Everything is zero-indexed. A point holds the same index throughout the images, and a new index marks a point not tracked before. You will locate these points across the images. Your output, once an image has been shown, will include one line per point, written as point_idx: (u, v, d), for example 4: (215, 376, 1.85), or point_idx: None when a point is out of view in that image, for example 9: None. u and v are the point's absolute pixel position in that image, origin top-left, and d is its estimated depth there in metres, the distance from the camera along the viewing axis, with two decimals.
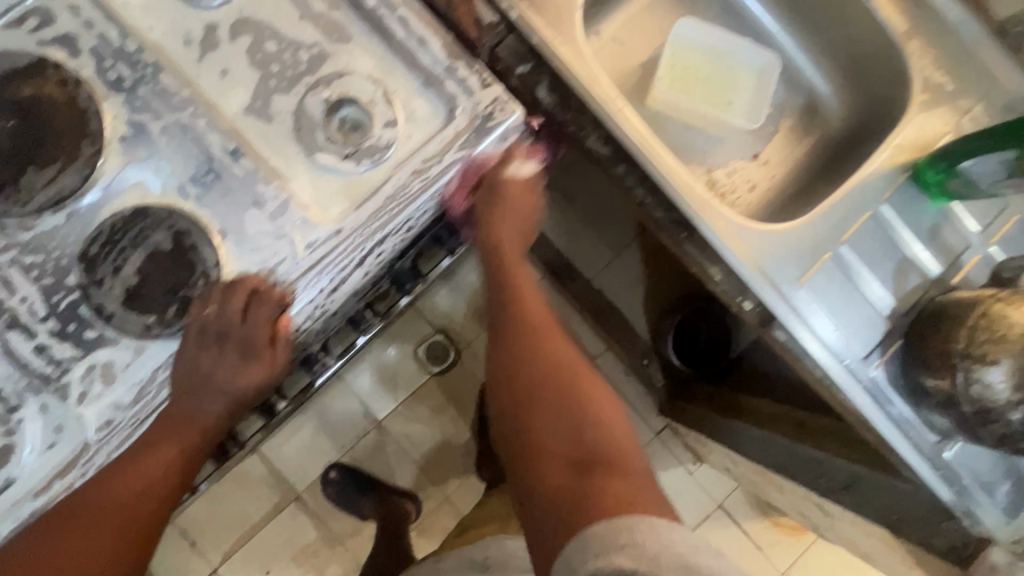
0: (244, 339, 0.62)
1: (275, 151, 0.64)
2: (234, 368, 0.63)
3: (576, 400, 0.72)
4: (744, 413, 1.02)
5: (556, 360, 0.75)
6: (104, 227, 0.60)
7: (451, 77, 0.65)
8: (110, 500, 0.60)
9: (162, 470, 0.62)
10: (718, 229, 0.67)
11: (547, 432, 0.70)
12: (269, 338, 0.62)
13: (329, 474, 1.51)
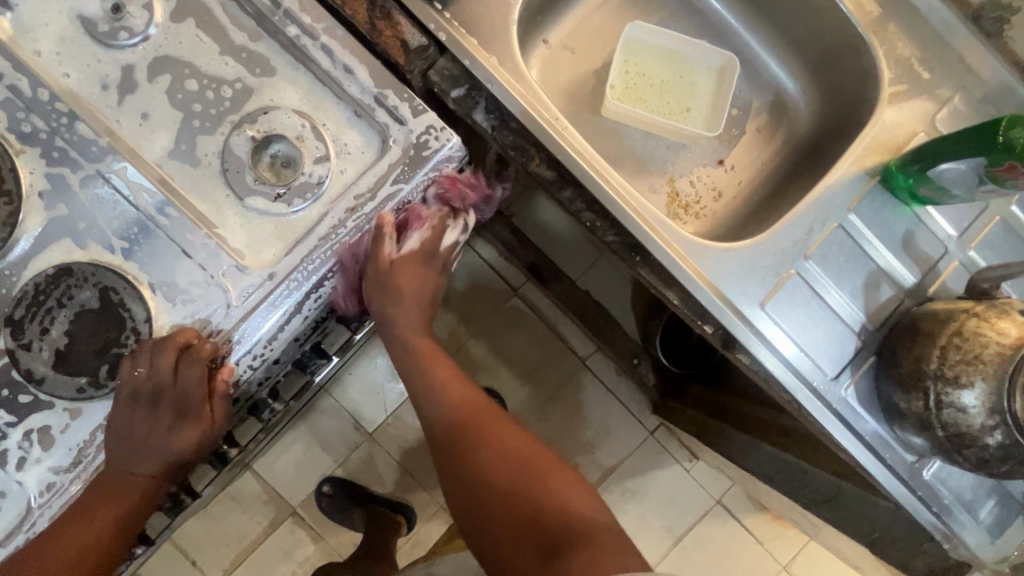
0: (180, 396, 0.60)
1: (203, 196, 0.61)
2: (172, 426, 0.62)
3: (529, 479, 0.69)
4: (729, 417, 1.00)
5: (497, 449, 0.71)
6: (28, 288, 0.58)
7: (382, 108, 0.62)
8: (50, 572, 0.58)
9: (101, 539, 0.59)
10: (673, 252, 0.63)
11: (503, 504, 0.67)
12: (207, 395, 0.60)
13: (322, 487, 1.49)
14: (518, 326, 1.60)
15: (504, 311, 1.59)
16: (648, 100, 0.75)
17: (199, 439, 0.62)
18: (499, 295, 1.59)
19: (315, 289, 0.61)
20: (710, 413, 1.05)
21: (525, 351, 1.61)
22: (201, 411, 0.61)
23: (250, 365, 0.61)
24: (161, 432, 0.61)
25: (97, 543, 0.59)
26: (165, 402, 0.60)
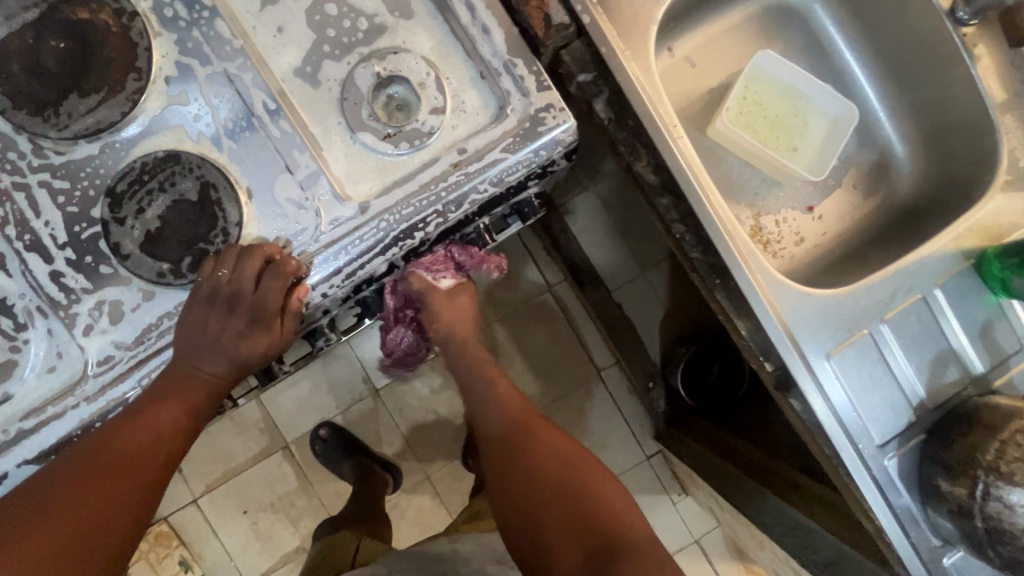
0: (254, 305, 0.61)
1: (316, 119, 0.62)
2: (241, 334, 0.63)
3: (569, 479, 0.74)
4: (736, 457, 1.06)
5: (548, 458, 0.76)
6: (134, 166, 0.59)
7: (508, 75, 0.62)
8: (115, 463, 0.58)
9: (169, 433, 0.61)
10: (755, 284, 0.63)
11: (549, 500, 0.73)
12: (278, 309, 0.61)
13: (318, 431, 1.51)
14: (542, 322, 1.61)
15: (532, 302, 1.61)
16: (757, 130, 0.74)
17: (268, 349, 0.63)
18: (532, 287, 1.61)
19: (402, 235, 0.62)
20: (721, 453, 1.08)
21: (544, 348, 1.62)
22: (272, 322, 0.62)
23: (324, 292, 0.62)
24: (231, 336, 0.62)
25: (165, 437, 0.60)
26: (235, 315, 0.61)
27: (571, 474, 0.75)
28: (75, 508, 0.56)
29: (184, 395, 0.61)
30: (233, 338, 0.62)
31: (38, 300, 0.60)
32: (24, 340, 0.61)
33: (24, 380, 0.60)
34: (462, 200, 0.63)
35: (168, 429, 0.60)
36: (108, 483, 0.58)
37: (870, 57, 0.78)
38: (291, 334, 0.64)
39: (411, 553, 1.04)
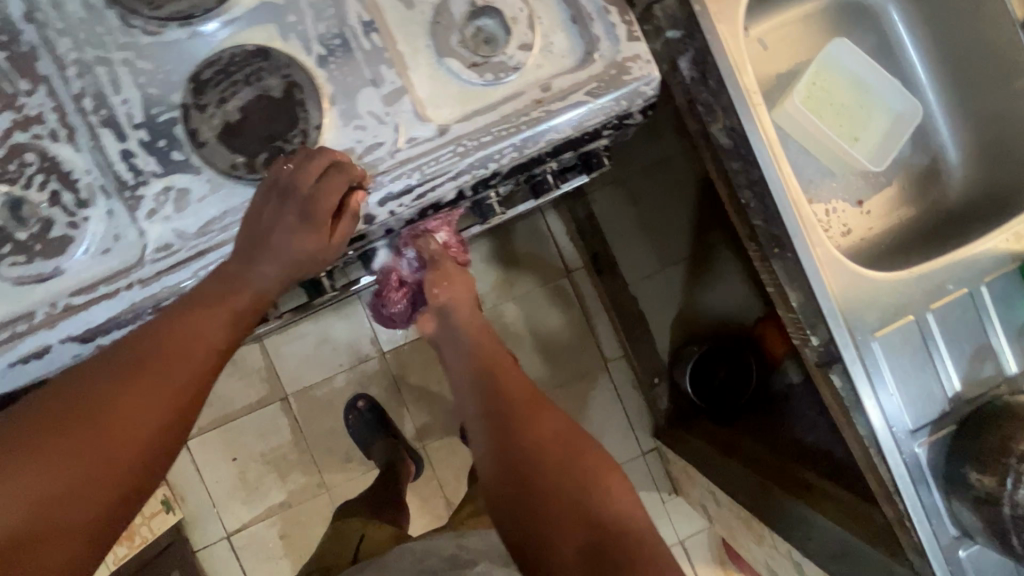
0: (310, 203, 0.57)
1: (406, 38, 0.63)
2: (291, 234, 0.58)
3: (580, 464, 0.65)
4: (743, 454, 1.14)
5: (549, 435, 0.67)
6: (223, 56, 0.59)
7: (599, 21, 0.64)
8: (154, 367, 0.53)
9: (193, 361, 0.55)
10: (815, 257, 0.64)
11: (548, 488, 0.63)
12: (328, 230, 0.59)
13: (357, 402, 1.53)
14: (555, 307, 1.62)
15: (548, 286, 1.62)
16: (823, 116, 0.79)
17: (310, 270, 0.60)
18: (550, 271, 1.62)
19: (477, 163, 0.63)
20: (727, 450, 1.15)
21: (555, 333, 1.62)
22: (321, 243, 0.59)
23: (391, 210, 0.62)
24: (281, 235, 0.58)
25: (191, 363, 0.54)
26: (284, 228, 0.57)
27: (566, 447, 0.66)
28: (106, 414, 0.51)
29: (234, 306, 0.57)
30: (278, 248, 0.58)
31: (104, 179, 0.60)
32: (83, 218, 0.60)
33: (76, 258, 0.59)
34: (539, 138, 0.63)
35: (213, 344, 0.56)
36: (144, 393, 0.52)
37: (940, 63, 0.83)
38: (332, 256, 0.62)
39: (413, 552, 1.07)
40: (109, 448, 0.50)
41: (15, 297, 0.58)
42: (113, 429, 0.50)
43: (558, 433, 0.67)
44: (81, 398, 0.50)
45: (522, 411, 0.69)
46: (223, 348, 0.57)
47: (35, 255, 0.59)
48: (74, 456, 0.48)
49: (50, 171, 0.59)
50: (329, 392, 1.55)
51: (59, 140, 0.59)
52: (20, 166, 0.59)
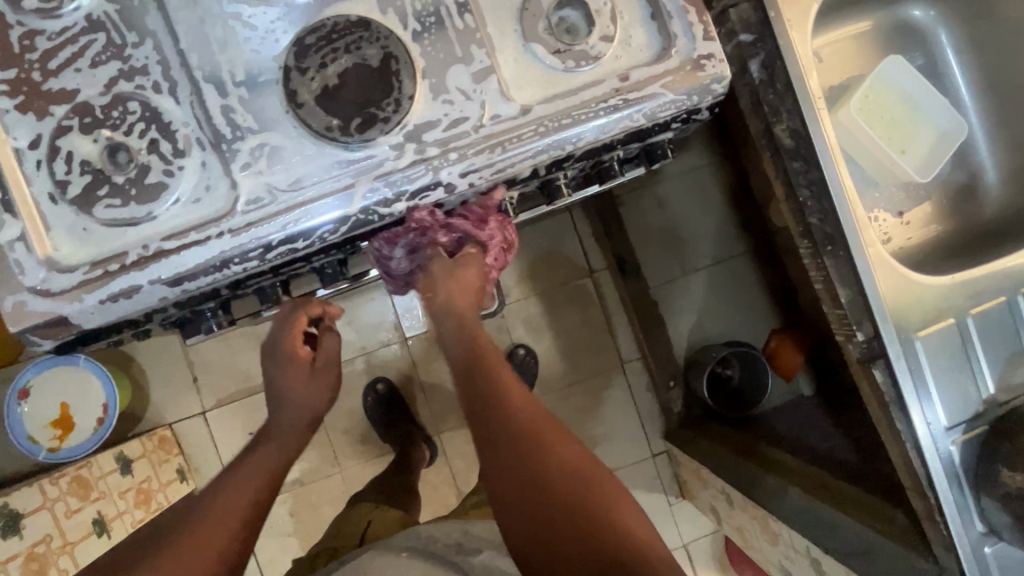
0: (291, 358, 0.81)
1: (496, 21, 0.66)
2: (283, 389, 0.81)
3: (550, 436, 0.66)
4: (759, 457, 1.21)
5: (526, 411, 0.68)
6: (326, 24, 0.62)
7: (678, 20, 0.67)
8: (236, 480, 0.71)
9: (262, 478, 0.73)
10: (868, 258, 0.68)
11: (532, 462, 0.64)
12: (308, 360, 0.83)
13: (376, 385, 1.55)
14: (577, 305, 1.65)
15: (571, 284, 1.64)
16: (876, 127, 0.93)
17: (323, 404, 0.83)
18: (573, 270, 1.64)
19: (556, 143, 0.66)
20: (743, 452, 1.25)
21: (575, 332, 1.65)
22: (310, 367, 0.83)
23: (471, 181, 0.65)
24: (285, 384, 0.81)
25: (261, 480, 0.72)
26: (284, 377, 0.81)
27: (582, 482, 0.64)
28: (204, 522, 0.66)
29: (282, 442, 0.78)
30: (285, 390, 0.81)
31: (201, 131, 0.62)
32: (177, 167, 0.62)
33: (168, 205, 0.62)
34: (615, 125, 0.67)
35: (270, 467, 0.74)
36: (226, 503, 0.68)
37: (981, 101, 1.01)
38: (328, 390, 0.85)
39: (418, 538, 0.99)
40: (213, 544, 0.65)
41: (110, 238, 0.61)
42: (206, 534, 0.65)
43: (566, 460, 0.65)
44: (209, 496, 0.70)
45: (532, 439, 0.66)
46: (280, 466, 0.76)
47: (130, 200, 0.61)
48: (186, 557, 0.63)
49: (151, 121, 0.62)
50: (349, 374, 1.57)
51: (162, 93, 0.62)
52: (122, 114, 0.62)
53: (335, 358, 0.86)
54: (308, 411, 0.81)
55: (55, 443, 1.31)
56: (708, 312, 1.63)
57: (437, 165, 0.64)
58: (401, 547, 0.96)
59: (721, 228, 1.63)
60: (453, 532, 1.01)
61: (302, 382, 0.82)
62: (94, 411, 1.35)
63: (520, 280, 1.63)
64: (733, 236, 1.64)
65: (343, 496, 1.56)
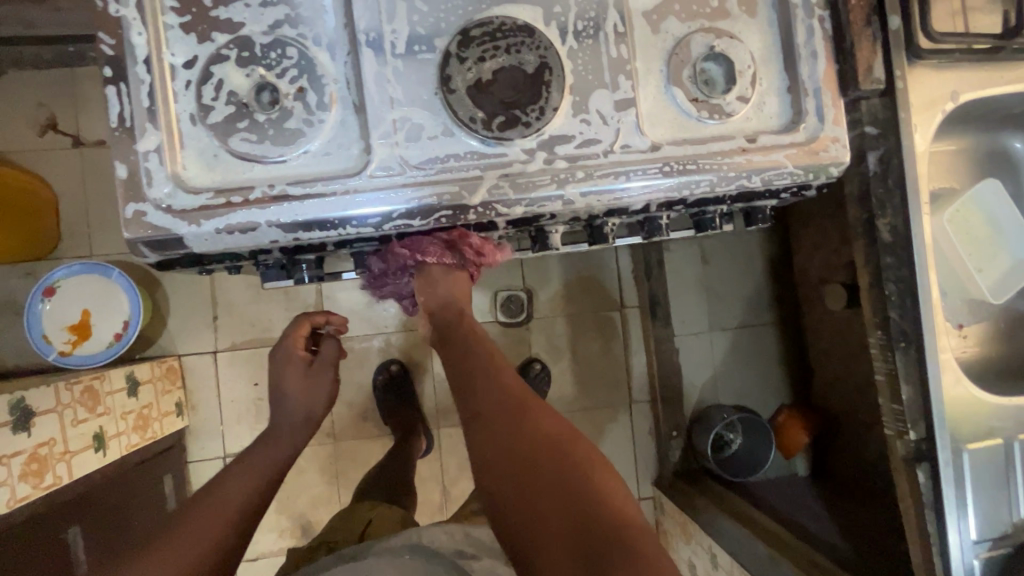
0: (286, 354, 0.93)
1: (646, 58, 0.69)
2: (279, 379, 0.91)
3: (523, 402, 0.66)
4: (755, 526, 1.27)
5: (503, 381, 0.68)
6: (493, 22, 0.64)
7: (813, 99, 0.70)
8: (241, 470, 0.81)
9: (259, 479, 0.81)
10: (939, 366, 0.75)
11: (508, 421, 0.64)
12: (308, 359, 0.94)
13: (391, 366, 1.55)
14: (600, 335, 1.66)
15: (600, 314, 1.66)
16: (962, 239, 1.02)
17: (322, 404, 0.91)
18: (606, 300, 1.66)
19: (677, 184, 0.68)
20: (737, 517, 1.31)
21: (592, 361, 1.66)
22: (306, 368, 0.92)
23: (589, 201, 0.67)
24: (286, 376, 0.91)
25: (256, 482, 0.80)
26: (284, 375, 0.91)
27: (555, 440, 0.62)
28: (209, 503, 0.76)
29: (275, 441, 0.87)
30: (285, 382, 0.90)
31: (349, 92, 0.64)
32: (317, 119, 0.63)
33: (301, 153, 0.63)
34: (733, 182, 0.69)
35: (270, 461, 0.84)
36: (229, 491, 0.78)
37: None
38: (327, 392, 0.92)
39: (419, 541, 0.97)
40: (214, 524, 0.74)
41: (238, 170, 0.62)
42: (208, 520, 0.74)
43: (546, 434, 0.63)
44: (211, 484, 0.79)
45: (510, 402, 0.66)
46: (282, 462, 0.85)
47: (265, 138, 0.62)
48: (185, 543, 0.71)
49: (304, 70, 0.63)
50: (366, 349, 1.57)
51: (321, 46, 0.64)
52: (278, 57, 0.63)
53: (333, 362, 0.94)
54: (309, 408, 0.90)
55: (67, 348, 1.30)
56: (724, 372, 1.67)
57: (562, 178, 0.66)
58: (403, 549, 0.93)
59: (754, 296, 1.67)
60: (455, 534, 1.00)
61: (304, 381, 0.91)
62: (111, 324, 1.33)
63: (551, 298, 1.64)
64: (765, 306, 1.67)
65: (329, 467, 1.55)
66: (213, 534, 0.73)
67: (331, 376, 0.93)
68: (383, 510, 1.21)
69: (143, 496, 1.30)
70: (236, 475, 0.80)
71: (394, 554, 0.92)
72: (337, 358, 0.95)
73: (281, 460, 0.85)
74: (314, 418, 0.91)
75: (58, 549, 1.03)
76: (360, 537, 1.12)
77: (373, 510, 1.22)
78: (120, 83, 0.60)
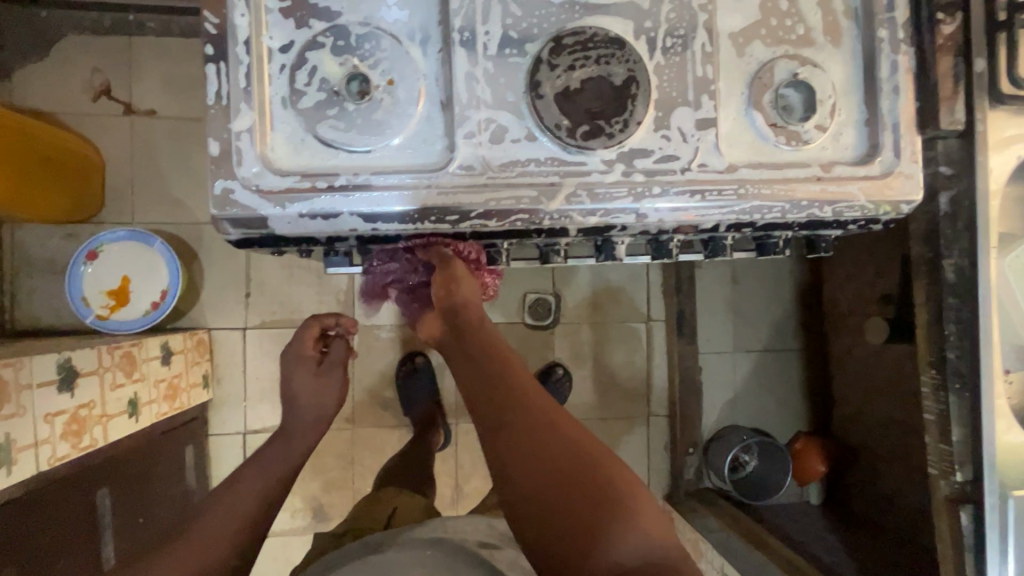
0: (296, 355, 0.95)
1: (729, 79, 0.69)
2: (291, 380, 0.93)
3: (512, 364, 0.72)
4: (773, 552, 1.27)
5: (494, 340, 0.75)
6: (586, 32, 0.65)
7: (891, 135, 0.71)
8: (252, 470, 0.82)
9: (271, 480, 0.82)
10: (994, 412, 0.77)
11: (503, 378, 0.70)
12: (317, 359, 0.97)
13: (415, 358, 1.55)
14: (624, 346, 1.66)
15: (626, 325, 1.66)
16: None
17: (331, 402, 0.92)
18: (633, 312, 1.66)
19: (749, 208, 0.69)
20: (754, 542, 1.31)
21: (614, 370, 1.66)
22: (316, 366, 0.95)
23: (663, 218, 0.68)
24: (297, 376, 0.93)
25: (268, 484, 0.81)
26: (295, 377, 0.93)
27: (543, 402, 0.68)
28: (220, 505, 0.77)
29: (287, 439, 0.88)
30: (295, 385, 0.93)
31: (438, 89, 0.65)
32: (404, 112, 0.64)
33: (385, 144, 0.64)
34: (804, 210, 0.70)
35: (281, 461, 0.84)
36: (239, 491, 0.79)
37: None
38: (337, 390, 0.94)
39: (442, 533, 0.96)
40: (222, 528, 0.74)
41: (323, 157, 0.63)
42: (218, 524, 0.75)
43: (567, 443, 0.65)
44: (225, 485, 0.81)
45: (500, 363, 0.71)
46: (294, 463, 0.86)
47: (352, 128, 0.63)
48: (192, 549, 0.72)
49: (396, 63, 0.64)
50: (393, 339, 1.57)
51: (414, 41, 0.65)
52: (372, 48, 0.64)
53: (342, 361, 0.97)
54: (318, 408, 0.91)
55: (105, 313, 1.33)
56: (744, 394, 1.67)
57: (639, 192, 0.66)
58: (422, 543, 0.90)
59: (781, 320, 1.67)
60: (480, 526, 1.01)
61: (314, 381, 0.93)
62: (148, 293, 1.35)
63: (579, 304, 1.65)
64: (791, 331, 1.68)
65: (347, 452, 1.56)
66: (219, 540, 0.73)
67: (341, 375, 0.96)
68: (412, 499, 1.26)
69: (166, 466, 1.31)
70: (246, 474, 0.81)
71: (420, 543, 0.91)
72: (346, 358, 0.98)
73: (292, 461, 0.85)
74: (327, 417, 0.93)
75: (88, 509, 1.04)
76: (385, 525, 1.14)
77: (401, 499, 1.26)
78: (219, 61, 0.61)
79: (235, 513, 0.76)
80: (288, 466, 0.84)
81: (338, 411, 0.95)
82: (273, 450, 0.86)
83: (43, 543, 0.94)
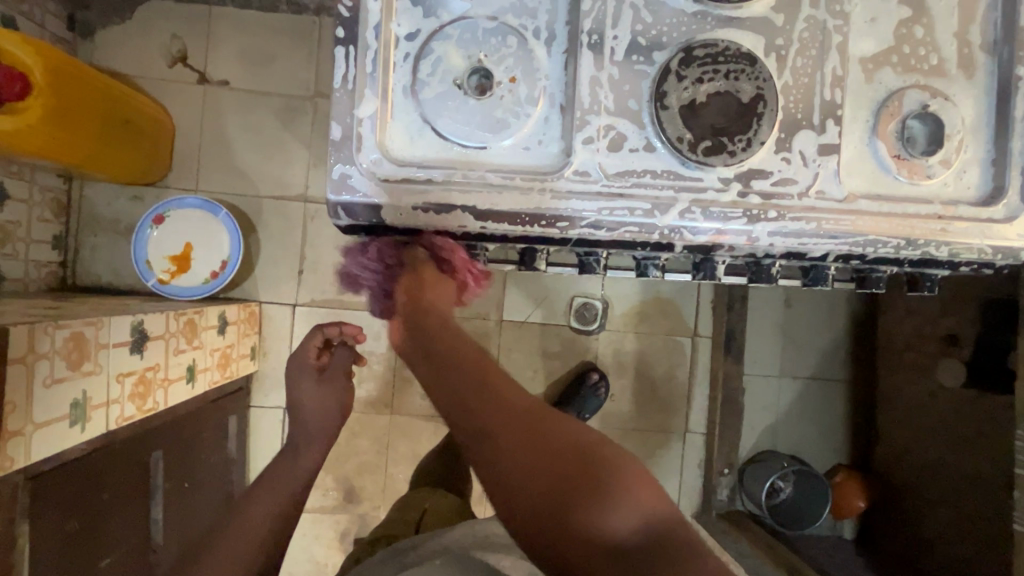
0: (299, 364, 0.96)
1: (856, 105, 0.67)
2: (296, 390, 0.95)
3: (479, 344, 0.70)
4: None
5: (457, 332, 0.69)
6: (716, 45, 0.63)
7: (1019, 177, 0.67)
8: (259, 490, 0.85)
9: (281, 499, 0.84)
10: None
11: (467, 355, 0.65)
12: (320, 368, 0.98)
13: None
14: (668, 359, 1.64)
15: (671, 338, 1.64)
16: None
17: (337, 411, 0.96)
18: (679, 325, 1.63)
19: (865, 240, 0.67)
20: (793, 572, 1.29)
21: (655, 382, 1.64)
22: (319, 377, 0.97)
23: (774, 242, 0.66)
24: (303, 385, 0.95)
25: (279, 504, 0.83)
26: (299, 387, 0.95)
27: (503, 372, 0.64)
28: (237, 523, 0.79)
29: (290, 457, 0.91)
30: (300, 398, 0.95)
31: (560, 89, 0.63)
32: (524, 111, 0.63)
33: (502, 142, 0.63)
34: (919, 248, 0.67)
35: (285, 479, 0.87)
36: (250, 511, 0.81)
37: None
38: (342, 399, 0.97)
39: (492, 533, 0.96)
40: (243, 546, 0.76)
41: (439, 150, 0.63)
42: (239, 543, 0.76)
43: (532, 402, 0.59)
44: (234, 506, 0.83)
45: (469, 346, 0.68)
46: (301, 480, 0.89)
47: (470, 122, 0.62)
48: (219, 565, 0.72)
49: (520, 60, 0.63)
50: None
51: (540, 40, 0.63)
52: (498, 44, 0.62)
53: (345, 371, 0.99)
54: (324, 421, 0.94)
55: (166, 278, 1.35)
56: (785, 419, 1.65)
57: (754, 214, 0.65)
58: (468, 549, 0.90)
59: (830, 349, 1.64)
60: None
61: (320, 390, 0.95)
62: (208, 263, 1.37)
63: (626, 313, 1.63)
64: (839, 360, 1.64)
65: (382, 436, 1.57)
66: (244, 554, 0.75)
67: (344, 384, 0.98)
68: (443, 500, 1.26)
69: (212, 433, 1.33)
70: (254, 494, 0.84)
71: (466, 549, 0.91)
72: (349, 368, 1.00)
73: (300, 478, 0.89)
74: (332, 428, 0.95)
75: (143, 470, 1.06)
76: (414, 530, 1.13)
77: (429, 499, 1.26)
78: (349, 45, 0.61)
79: (252, 533, 0.78)
80: (296, 483, 0.87)
81: (344, 421, 0.98)
82: (277, 468, 0.89)
83: (104, 500, 0.96)
